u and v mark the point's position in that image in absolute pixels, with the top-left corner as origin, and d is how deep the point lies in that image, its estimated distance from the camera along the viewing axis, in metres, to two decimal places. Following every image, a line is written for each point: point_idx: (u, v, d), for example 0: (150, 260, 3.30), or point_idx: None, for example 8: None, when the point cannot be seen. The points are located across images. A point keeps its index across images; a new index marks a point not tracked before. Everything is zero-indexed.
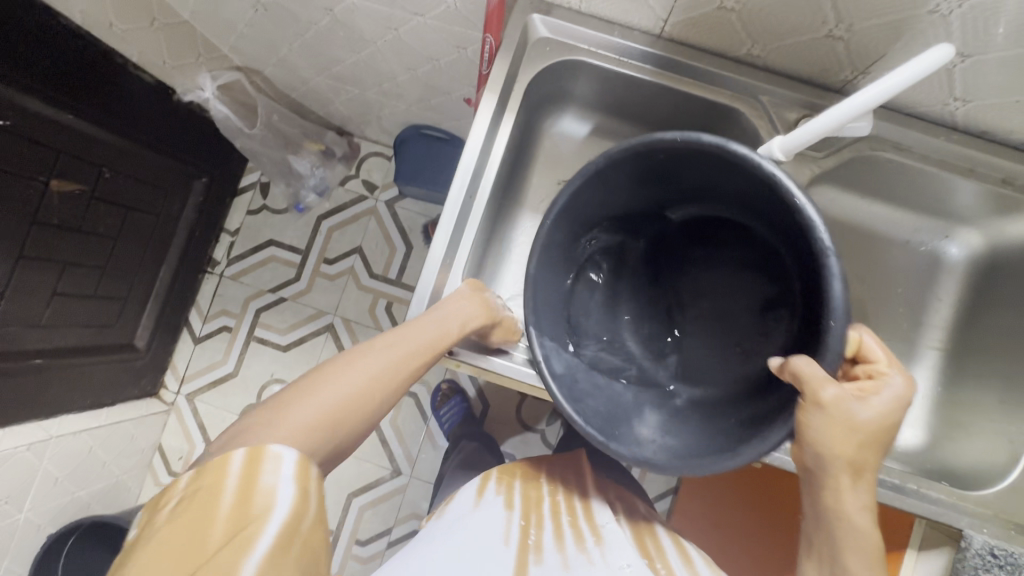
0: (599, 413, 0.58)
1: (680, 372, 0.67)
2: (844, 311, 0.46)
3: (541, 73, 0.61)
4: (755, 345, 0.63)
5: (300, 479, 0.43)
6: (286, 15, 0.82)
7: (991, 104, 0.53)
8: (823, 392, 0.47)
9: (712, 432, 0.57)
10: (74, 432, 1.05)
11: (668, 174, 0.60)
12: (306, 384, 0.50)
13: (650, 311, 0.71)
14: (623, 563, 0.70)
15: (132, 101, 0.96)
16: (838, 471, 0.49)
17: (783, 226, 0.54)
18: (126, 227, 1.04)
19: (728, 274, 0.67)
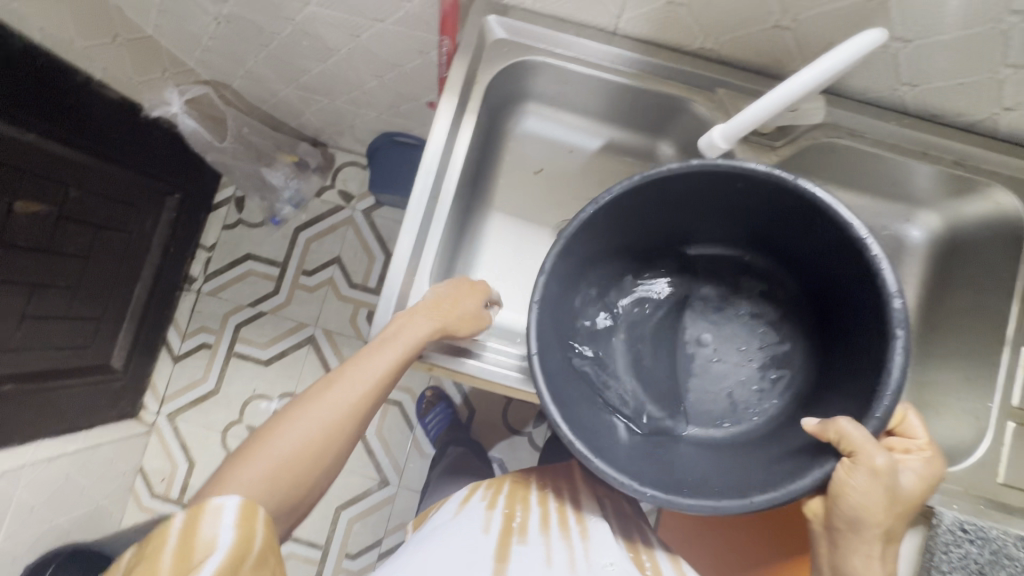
0: (585, 428, 0.56)
1: (674, 409, 0.67)
2: (899, 384, 0.48)
3: (500, 75, 0.61)
4: (752, 404, 0.67)
5: (243, 525, 0.47)
6: (248, 27, 0.82)
7: (940, 88, 0.54)
8: (875, 459, 0.47)
9: (716, 472, 0.58)
10: (50, 456, 1.03)
11: (696, 197, 0.61)
12: (255, 443, 0.54)
13: (657, 332, 0.70)
14: (606, 560, 0.68)
15: (96, 119, 0.95)
16: (872, 535, 0.51)
17: (835, 280, 0.59)
18: (97, 246, 1.03)
19: (739, 325, 0.70)
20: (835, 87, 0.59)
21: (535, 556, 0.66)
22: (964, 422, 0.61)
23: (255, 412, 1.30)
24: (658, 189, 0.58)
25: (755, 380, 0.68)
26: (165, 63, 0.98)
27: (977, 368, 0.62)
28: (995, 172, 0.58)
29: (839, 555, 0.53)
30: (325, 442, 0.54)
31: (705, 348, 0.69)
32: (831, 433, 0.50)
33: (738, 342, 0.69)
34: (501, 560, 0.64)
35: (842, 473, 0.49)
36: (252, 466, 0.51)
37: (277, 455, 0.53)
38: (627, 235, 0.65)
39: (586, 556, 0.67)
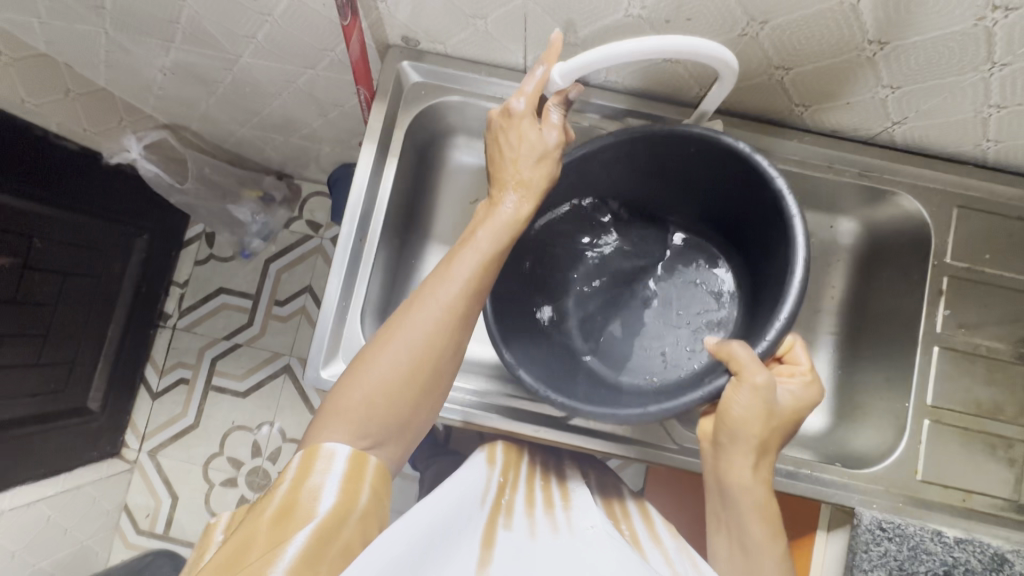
0: (525, 356, 0.64)
1: (609, 356, 0.72)
2: (791, 318, 0.54)
3: (420, 115, 0.65)
4: (681, 364, 0.71)
5: (348, 475, 0.50)
6: (194, 76, 0.85)
7: (833, 108, 0.57)
8: (757, 377, 0.53)
9: (630, 401, 0.62)
10: (31, 502, 1.04)
11: (635, 164, 0.66)
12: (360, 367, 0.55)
13: (608, 284, 0.74)
14: (587, 524, 0.63)
15: (56, 170, 0.98)
16: (751, 450, 0.56)
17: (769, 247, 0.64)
18: (65, 292, 1.05)
19: (685, 293, 0.74)
20: (739, 109, 0.61)
21: (519, 535, 0.60)
22: (887, 423, 0.64)
23: (235, 443, 1.32)
24: (604, 157, 0.63)
25: (686, 342, 0.72)
26: (120, 111, 1.00)
27: (898, 366, 0.64)
28: (896, 181, 0.61)
29: (722, 470, 0.58)
30: (423, 358, 0.54)
31: (650, 308, 0.74)
32: (723, 353, 0.56)
33: (679, 307, 0.74)
34: (488, 541, 0.57)
35: (730, 389, 0.55)
36: (351, 396, 0.53)
37: (380, 375, 0.53)
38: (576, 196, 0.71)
39: (568, 528, 0.63)
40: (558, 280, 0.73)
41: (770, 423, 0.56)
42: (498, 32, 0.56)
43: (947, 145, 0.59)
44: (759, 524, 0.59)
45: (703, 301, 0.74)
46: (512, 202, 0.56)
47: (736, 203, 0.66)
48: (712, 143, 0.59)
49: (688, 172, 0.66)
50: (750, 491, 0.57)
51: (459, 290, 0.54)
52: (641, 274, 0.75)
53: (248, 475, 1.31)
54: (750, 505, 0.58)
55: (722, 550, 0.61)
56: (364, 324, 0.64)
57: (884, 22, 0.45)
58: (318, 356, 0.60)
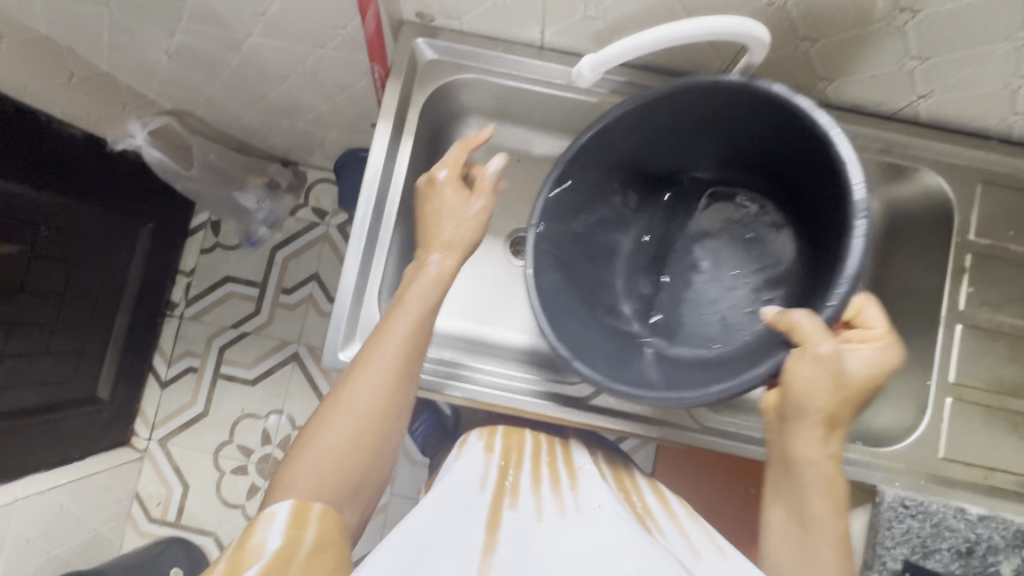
0: (573, 338, 0.64)
1: (665, 326, 0.72)
2: (856, 274, 0.52)
3: (435, 94, 0.63)
4: (745, 324, 0.69)
5: (293, 526, 0.49)
6: (200, 59, 0.84)
7: (858, 81, 0.55)
8: (821, 346, 0.52)
9: (690, 376, 0.63)
10: (43, 490, 1.04)
11: (681, 125, 0.65)
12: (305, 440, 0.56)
13: (656, 256, 0.75)
14: (595, 503, 0.63)
15: (61, 157, 0.97)
16: (815, 419, 0.55)
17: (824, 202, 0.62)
18: (73, 280, 1.05)
19: (738, 254, 0.73)
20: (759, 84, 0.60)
21: (525, 518, 0.61)
22: (908, 402, 0.63)
23: (245, 431, 1.32)
24: (647, 118, 0.62)
25: (745, 304, 0.71)
26: (124, 96, 0.99)
27: (919, 345, 0.63)
28: (922, 158, 0.60)
29: (787, 442, 0.57)
30: (369, 416, 0.56)
31: (703, 275, 0.73)
32: (784, 324, 0.55)
33: (734, 268, 0.73)
34: (492, 525, 0.59)
35: (792, 359, 0.54)
36: (301, 468, 0.54)
37: (329, 442, 0.55)
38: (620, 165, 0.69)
39: (576, 509, 0.63)
40: (603, 254, 0.74)
41: (838, 394, 0.54)
42: (516, 6, 0.55)
43: (973, 119, 0.58)
44: (823, 499, 0.56)
45: (758, 260, 0.72)
46: (436, 262, 0.60)
47: (789, 160, 0.64)
48: (764, 106, 0.58)
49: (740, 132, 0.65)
50: (817, 463, 0.56)
51: (396, 349, 0.57)
52: (691, 242, 0.75)
53: (258, 463, 1.31)
54: (816, 478, 0.56)
55: (776, 519, 0.59)
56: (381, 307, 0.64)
57: None
58: (336, 338, 0.60)
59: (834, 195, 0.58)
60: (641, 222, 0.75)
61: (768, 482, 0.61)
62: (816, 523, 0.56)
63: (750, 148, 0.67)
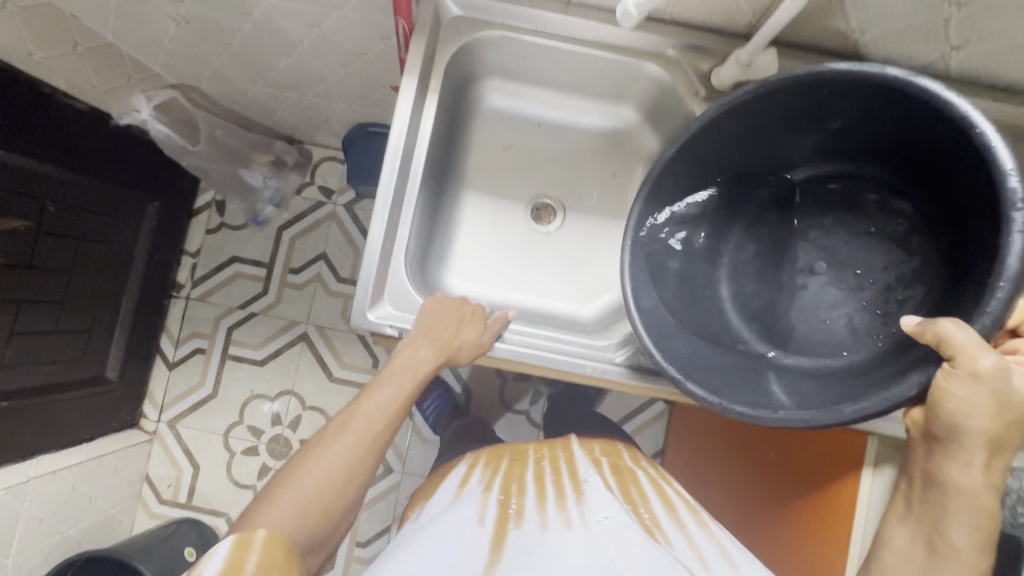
0: (680, 358, 0.61)
1: (779, 333, 0.65)
2: (1019, 273, 0.44)
3: (460, 51, 0.63)
4: (876, 331, 0.60)
5: (235, 553, 0.49)
6: (208, 26, 0.82)
7: (892, 32, 0.55)
8: (980, 362, 0.45)
9: (822, 396, 0.57)
10: (55, 470, 1.03)
11: (786, 113, 0.60)
12: (279, 484, 0.58)
13: (753, 269, 0.68)
14: (602, 514, 0.67)
15: (67, 131, 0.95)
16: (974, 444, 0.48)
17: (964, 182, 0.53)
18: (80, 258, 1.03)
19: (862, 248, 0.63)
20: (788, 38, 0.60)
21: (531, 533, 0.65)
22: None
23: (254, 412, 1.32)
24: (747, 112, 0.59)
25: (872, 307, 0.61)
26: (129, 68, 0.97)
27: None
28: None
29: (934, 466, 0.51)
30: (339, 481, 0.58)
31: (817, 276, 0.65)
32: (930, 337, 0.48)
33: (857, 265, 0.63)
34: (497, 546, 0.63)
35: (941, 377, 0.48)
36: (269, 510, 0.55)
37: (301, 491, 0.56)
38: (712, 166, 0.65)
39: (583, 521, 0.66)
40: (702, 257, 0.68)
41: (1001, 416, 0.48)
42: None
43: (1005, 73, 0.57)
44: (968, 528, 0.51)
45: (886, 254, 0.61)
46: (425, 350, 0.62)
47: (920, 143, 0.56)
48: (884, 91, 0.52)
49: (855, 120, 0.58)
50: (971, 492, 0.50)
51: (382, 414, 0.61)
52: (800, 238, 0.67)
53: (269, 444, 1.31)
54: (967, 506, 0.50)
55: (901, 538, 0.54)
56: (407, 268, 0.64)
57: None
58: (365, 297, 0.61)
59: (981, 180, 0.49)
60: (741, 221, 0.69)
61: (899, 497, 0.56)
62: (949, 549, 0.52)
63: (874, 134, 0.59)
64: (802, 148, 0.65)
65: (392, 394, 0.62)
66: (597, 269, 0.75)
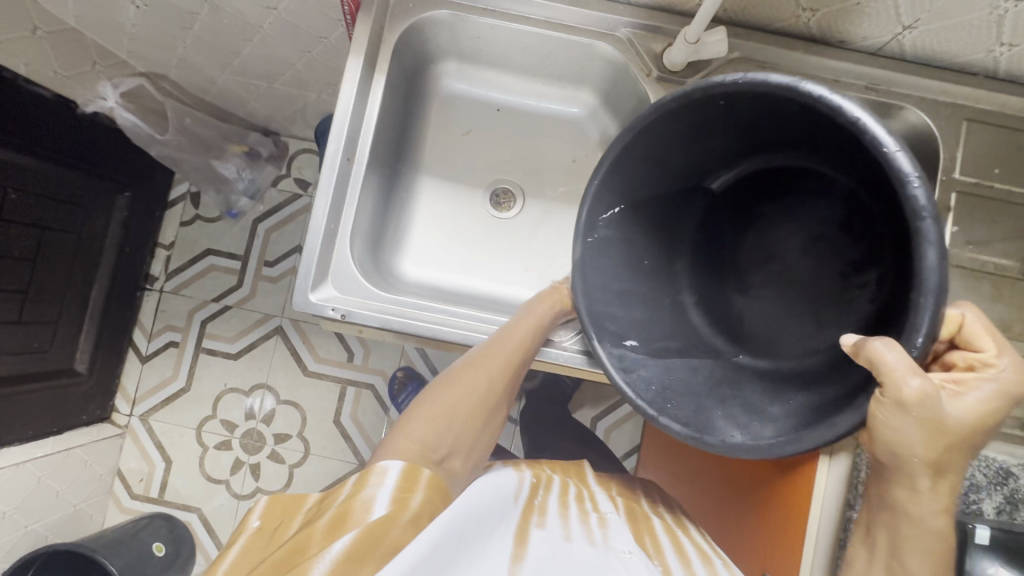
0: (652, 387, 0.59)
1: (737, 334, 0.66)
2: (938, 286, 0.42)
3: (409, 30, 0.63)
4: (828, 324, 0.60)
5: (403, 487, 0.55)
6: (169, 9, 0.81)
7: (841, 9, 0.54)
8: (905, 387, 0.44)
9: (786, 406, 0.56)
10: (19, 462, 1.02)
11: (692, 124, 0.58)
12: (433, 393, 0.66)
13: (704, 280, 0.69)
14: (624, 548, 0.64)
15: (32, 118, 0.94)
16: (915, 469, 0.46)
17: (885, 181, 0.52)
18: (45, 248, 1.02)
19: (805, 242, 0.63)
20: (741, 18, 0.59)
21: (555, 536, 0.63)
22: None
23: (228, 406, 1.30)
24: (675, 126, 0.57)
25: (828, 300, 0.61)
26: (95, 55, 0.96)
27: None
28: (905, 96, 0.59)
29: (884, 489, 0.50)
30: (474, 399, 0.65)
31: (769, 274, 0.65)
32: (863, 356, 0.46)
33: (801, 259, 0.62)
34: (522, 537, 0.61)
35: (870, 406, 0.46)
36: (424, 415, 0.64)
37: (446, 404, 0.64)
38: (645, 180, 0.64)
39: (605, 545, 0.64)
40: (648, 262, 0.67)
41: (942, 442, 0.45)
42: None
43: (959, 52, 0.56)
44: (924, 556, 0.49)
45: (831, 247, 0.61)
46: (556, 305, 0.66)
47: (837, 143, 0.55)
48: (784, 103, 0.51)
49: (777, 123, 0.57)
50: (921, 518, 0.48)
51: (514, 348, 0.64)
52: (741, 244, 0.67)
53: (242, 438, 1.29)
54: (920, 533, 0.48)
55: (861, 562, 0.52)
56: (352, 247, 0.63)
57: None
58: (307, 280, 0.60)
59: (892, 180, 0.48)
60: (687, 230, 0.69)
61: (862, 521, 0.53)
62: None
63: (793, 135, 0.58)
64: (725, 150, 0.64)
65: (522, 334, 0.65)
66: (552, 257, 0.74)
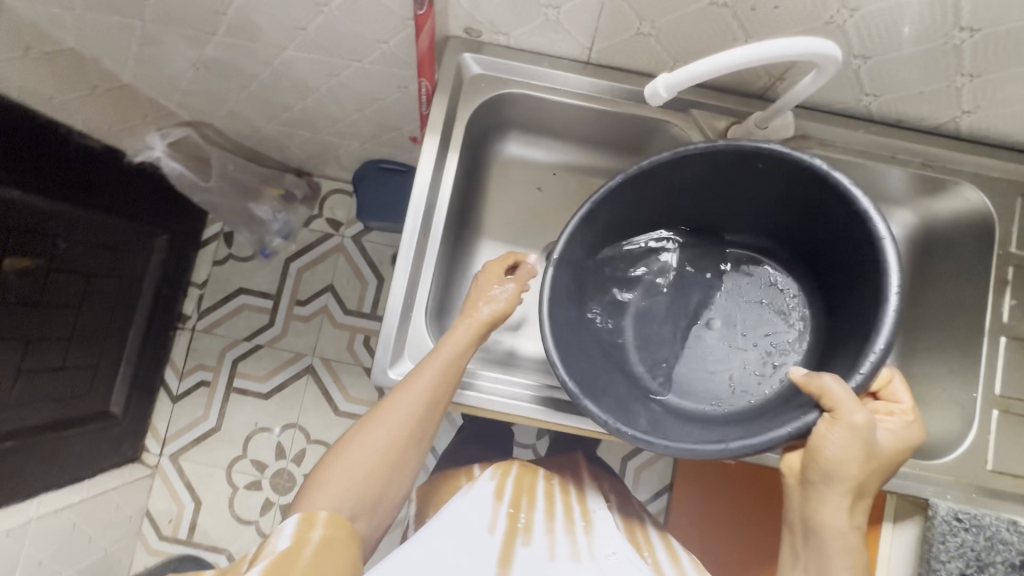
0: (585, 382, 0.62)
1: (667, 377, 0.72)
2: (894, 331, 0.53)
3: (480, 107, 0.66)
4: (750, 389, 0.70)
5: (302, 528, 0.55)
6: (228, 71, 0.83)
7: (904, 96, 0.59)
8: (855, 415, 0.52)
9: (708, 429, 0.63)
10: (56, 509, 1.02)
11: (699, 170, 0.64)
12: (347, 445, 0.62)
13: (660, 315, 0.74)
14: (608, 551, 0.70)
15: (84, 172, 0.96)
16: (847, 490, 0.53)
17: (848, 267, 0.63)
18: (89, 293, 1.03)
19: (752, 313, 0.73)
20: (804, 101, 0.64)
21: (540, 557, 0.67)
22: (952, 414, 0.66)
23: (259, 445, 1.30)
24: (676, 167, 0.62)
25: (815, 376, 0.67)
26: (146, 108, 0.98)
27: (959, 356, 0.67)
28: (959, 171, 0.64)
29: (809, 510, 0.55)
30: (398, 445, 0.61)
31: (713, 330, 0.73)
32: (815, 387, 0.55)
33: (744, 329, 0.73)
34: (505, 560, 0.65)
35: (821, 425, 0.54)
36: (340, 471, 0.59)
37: (365, 456, 0.60)
38: (627, 223, 0.70)
39: (590, 554, 0.69)
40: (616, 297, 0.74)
41: (866, 465, 0.53)
42: (566, 21, 0.58)
43: (1011, 131, 0.61)
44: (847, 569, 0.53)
45: (769, 318, 0.73)
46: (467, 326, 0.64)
47: (815, 237, 0.67)
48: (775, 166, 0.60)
49: (745, 190, 0.66)
50: (840, 533, 0.54)
51: (428, 383, 0.60)
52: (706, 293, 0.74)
53: (272, 478, 1.29)
54: (841, 548, 0.53)
55: None
56: (426, 322, 0.66)
57: (979, 9, 0.47)
58: (385, 356, 0.63)
59: (866, 260, 0.58)
60: (645, 275, 0.75)
61: (788, 551, 0.58)
62: None
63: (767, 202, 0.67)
64: (700, 207, 0.71)
65: (434, 369, 0.61)
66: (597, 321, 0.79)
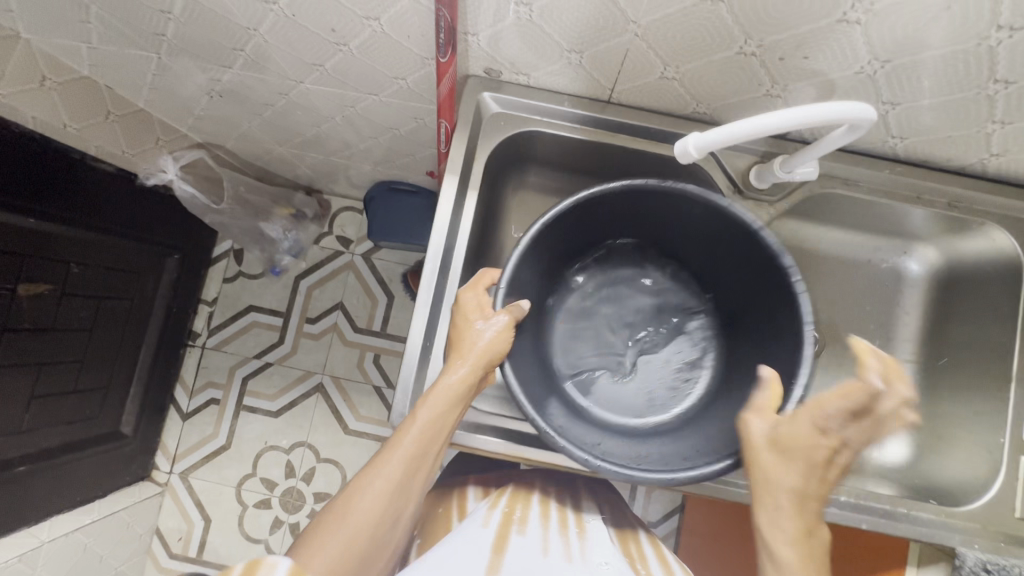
0: (534, 398, 0.62)
1: (584, 387, 0.73)
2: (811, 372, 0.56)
3: (497, 147, 0.67)
4: (659, 403, 0.73)
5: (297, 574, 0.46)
6: (242, 99, 0.82)
7: (928, 139, 0.59)
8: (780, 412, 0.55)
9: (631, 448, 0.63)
10: (68, 531, 1.01)
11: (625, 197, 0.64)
12: (330, 518, 0.56)
13: (585, 329, 0.75)
14: (601, 560, 0.66)
15: (96, 194, 0.96)
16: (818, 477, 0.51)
17: (756, 302, 0.66)
18: (101, 315, 1.03)
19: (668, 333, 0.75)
20: None
21: (532, 548, 0.65)
22: (977, 457, 0.66)
23: (268, 464, 1.30)
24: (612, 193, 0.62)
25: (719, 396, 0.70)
26: (158, 131, 0.98)
27: (985, 400, 0.67)
28: (986, 214, 0.64)
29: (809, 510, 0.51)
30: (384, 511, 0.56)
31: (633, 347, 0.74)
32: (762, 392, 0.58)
33: (658, 347, 0.75)
34: (499, 547, 0.64)
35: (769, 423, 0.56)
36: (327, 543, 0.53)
37: (351, 528, 0.55)
38: (567, 242, 0.70)
39: (582, 557, 0.66)
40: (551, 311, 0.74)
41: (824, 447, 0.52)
42: (586, 61, 0.57)
43: None
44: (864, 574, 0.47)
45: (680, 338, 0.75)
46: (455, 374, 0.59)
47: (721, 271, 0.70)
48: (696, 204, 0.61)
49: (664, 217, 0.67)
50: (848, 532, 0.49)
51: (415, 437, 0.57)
52: (631, 309, 0.75)
53: (282, 497, 1.29)
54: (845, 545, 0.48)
55: None
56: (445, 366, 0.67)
57: (1015, 64, 0.47)
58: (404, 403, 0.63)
59: (776, 300, 0.61)
60: (570, 288, 0.75)
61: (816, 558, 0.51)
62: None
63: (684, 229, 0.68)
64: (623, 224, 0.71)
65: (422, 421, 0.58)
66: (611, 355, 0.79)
